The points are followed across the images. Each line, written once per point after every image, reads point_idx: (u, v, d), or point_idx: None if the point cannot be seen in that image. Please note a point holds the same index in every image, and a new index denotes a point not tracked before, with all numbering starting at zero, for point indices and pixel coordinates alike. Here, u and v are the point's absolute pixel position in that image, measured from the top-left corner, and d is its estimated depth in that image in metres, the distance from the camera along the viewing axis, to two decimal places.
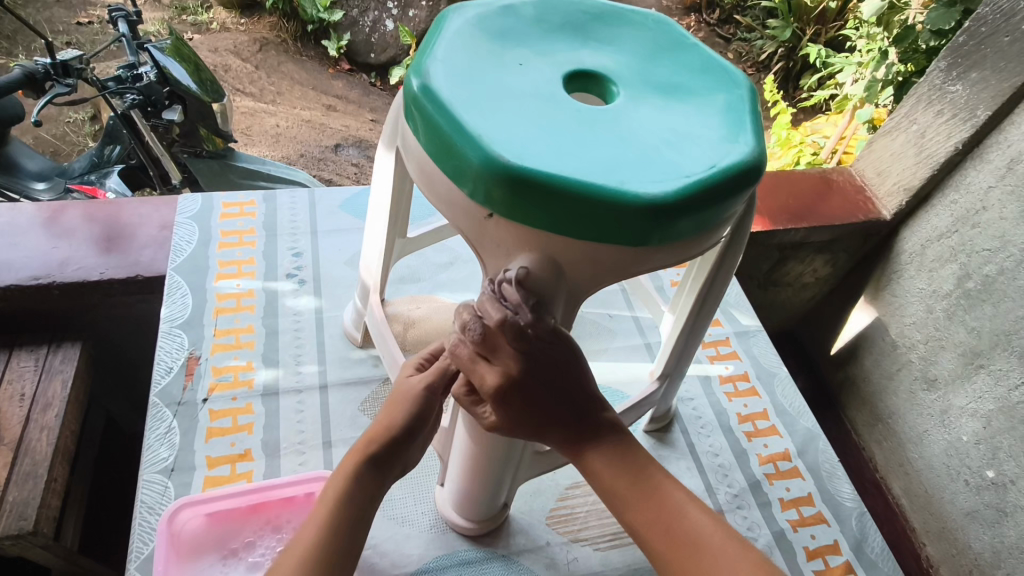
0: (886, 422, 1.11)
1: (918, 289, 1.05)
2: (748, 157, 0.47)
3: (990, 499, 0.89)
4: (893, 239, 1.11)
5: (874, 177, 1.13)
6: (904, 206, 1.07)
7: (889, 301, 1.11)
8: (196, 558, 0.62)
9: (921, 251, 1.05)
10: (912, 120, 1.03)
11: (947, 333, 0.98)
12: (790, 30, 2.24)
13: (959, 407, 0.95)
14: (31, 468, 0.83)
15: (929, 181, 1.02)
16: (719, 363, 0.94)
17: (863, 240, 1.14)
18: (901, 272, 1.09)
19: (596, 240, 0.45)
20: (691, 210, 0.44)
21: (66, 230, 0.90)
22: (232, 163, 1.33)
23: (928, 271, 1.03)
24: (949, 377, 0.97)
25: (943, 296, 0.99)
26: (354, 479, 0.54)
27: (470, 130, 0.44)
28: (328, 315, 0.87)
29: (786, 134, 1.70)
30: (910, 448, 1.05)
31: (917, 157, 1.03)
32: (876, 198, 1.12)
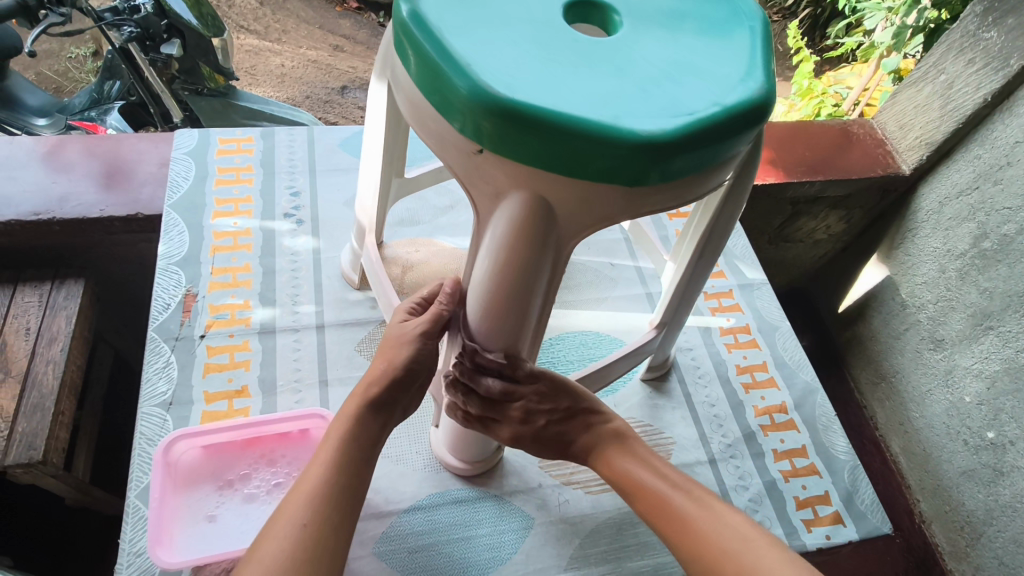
0: (890, 381, 1.10)
1: (932, 248, 1.02)
2: (756, 94, 0.44)
3: (987, 459, 0.89)
4: (910, 196, 1.08)
5: (896, 130, 1.09)
6: (925, 160, 1.03)
7: (903, 260, 1.08)
8: (193, 488, 0.63)
9: (938, 208, 1.01)
10: (941, 69, 0.98)
11: (958, 294, 0.96)
12: None
13: (964, 367, 0.94)
14: (38, 401, 0.85)
15: (953, 135, 0.98)
16: (721, 315, 0.93)
17: (880, 196, 1.11)
18: (917, 230, 1.06)
19: (588, 180, 0.43)
20: (690, 148, 0.42)
21: (65, 164, 0.89)
22: (234, 102, 1.30)
23: (944, 229, 1.00)
24: (957, 338, 0.95)
25: (958, 255, 0.96)
26: (358, 421, 0.55)
27: (458, 57, 0.42)
28: (325, 256, 0.86)
29: (808, 83, 1.63)
30: (912, 407, 1.05)
31: (942, 109, 0.99)
32: (897, 151, 1.08)
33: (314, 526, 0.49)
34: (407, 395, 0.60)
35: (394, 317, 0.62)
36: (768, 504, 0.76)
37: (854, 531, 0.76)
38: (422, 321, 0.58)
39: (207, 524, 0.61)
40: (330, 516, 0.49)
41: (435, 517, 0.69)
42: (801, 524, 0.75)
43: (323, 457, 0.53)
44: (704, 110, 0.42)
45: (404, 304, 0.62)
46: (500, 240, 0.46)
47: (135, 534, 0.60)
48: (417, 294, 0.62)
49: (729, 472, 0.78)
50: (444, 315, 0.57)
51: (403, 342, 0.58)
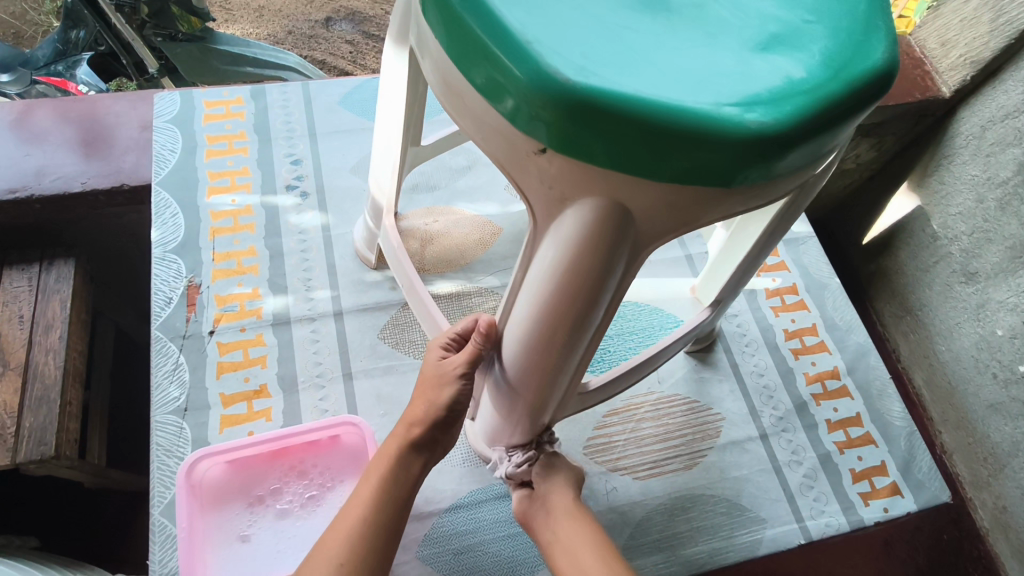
0: (915, 315, 0.99)
1: (969, 176, 0.89)
2: (880, 63, 0.36)
3: (1018, 394, 0.81)
4: (949, 120, 0.94)
5: (936, 48, 0.95)
6: (968, 81, 0.89)
7: (935, 189, 0.94)
8: (221, 507, 0.59)
9: (980, 133, 0.88)
10: None
11: (997, 225, 0.84)
12: None
13: (998, 301, 0.84)
14: (42, 393, 0.80)
15: (1003, 53, 0.84)
16: (766, 275, 0.86)
17: (913, 121, 0.96)
18: (953, 156, 0.92)
19: (675, 180, 0.35)
20: (805, 136, 0.33)
21: (36, 132, 0.79)
22: (213, 46, 1.15)
23: (985, 156, 0.86)
24: (992, 271, 0.85)
25: (999, 184, 0.84)
26: (398, 461, 0.53)
27: (513, 29, 0.33)
28: (336, 233, 0.78)
29: None
30: (937, 340, 0.95)
31: (991, 24, 0.85)
32: (936, 72, 0.94)
33: (350, 568, 0.48)
34: (449, 431, 0.55)
35: (430, 351, 0.56)
36: (823, 478, 0.73)
37: (912, 502, 0.73)
38: (459, 361, 0.53)
39: (240, 545, 0.57)
40: (366, 560, 0.49)
41: (478, 514, 0.66)
42: (857, 498, 0.72)
43: (363, 497, 0.51)
44: (820, 86, 0.34)
45: (439, 336, 0.56)
46: (562, 248, 0.39)
47: (165, 553, 0.57)
48: (453, 328, 0.56)
49: (781, 447, 0.74)
50: (482, 354, 0.52)
51: (444, 382, 0.53)
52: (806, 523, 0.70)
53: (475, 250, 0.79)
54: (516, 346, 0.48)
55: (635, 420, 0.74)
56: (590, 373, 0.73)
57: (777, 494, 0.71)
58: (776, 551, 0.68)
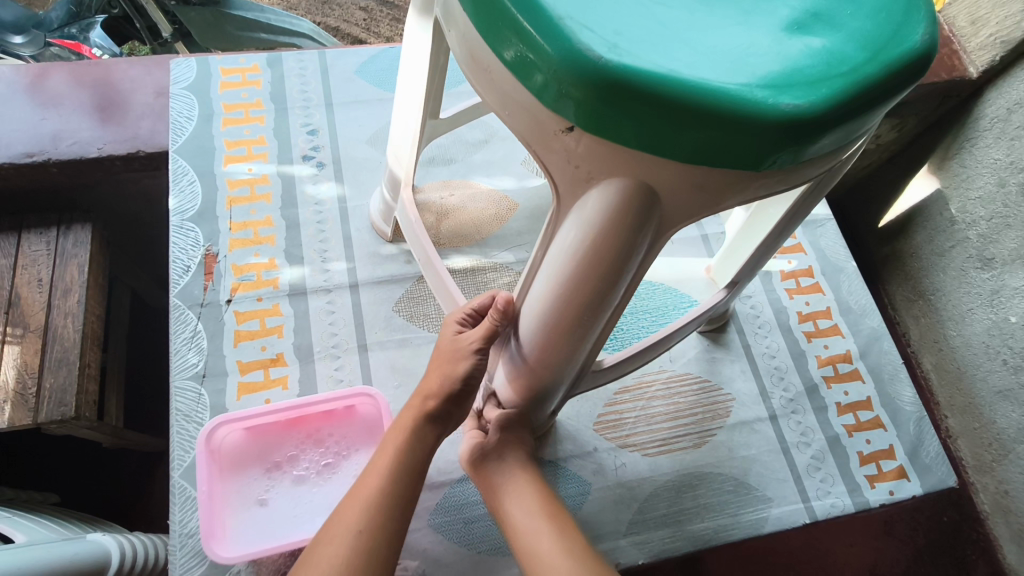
0: (927, 299, 0.99)
1: (991, 159, 0.87)
2: (918, 46, 0.35)
3: None
4: (973, 102, 0.92)
5: (966, 27, 0.92)
6: (997, 61, 0.87)
7: (956, 172, 0.93)
8: (240, 472, 0.60)
9: (1005, 116, 0.86)
10: None
11: (1017, 211, 0.83)
12: None
13: (1013, 288, 0.83)
14: (62, 355, 0.81)
15: None
16: (782, 257, 0.85)
17: (938, 102, 0.95)
18: (976, 139, 0.90)
19: (702, 162, 0.34)
20: (837, 121, 0.33)
21: (52, 96, 0.79)
22: (227, 11, 1.14)
23: (1009, 139, 0.85)
24: (1009, 257, 0.84)
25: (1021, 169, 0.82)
26: (414, 432, 0.54)
27: (545, 4, 0.33)
28: (352, 205, 0.78)
29: None
30: (948, 325, 0.94)
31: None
32: (964, 51, 0.91)
33: (370, 532, 0.49)
34: (463, 404, 0.56)
35: (446, 326, 0.56)
36: (831, 461, 0.73)
37: (919, 486, 0.73)
38: (475, 336, 0.53)
39: (259, 509, 0.58)
40: (385, 525, 0.49)
41: None
42: (864, 481, 0.73)
43: (380, 465, 0.52)
44: (856, 68, 0.33)
45: (456, 311, 0.56)
46: (586, 228, 0.39)
47: (185, 515, 0.59)
48: (470, 303, 0.56)
49: (790, 429, 0.75)
50: (498, 330, 0.52)
51: (459, 356, 0.54)
52: (812, 504, 0.71)
53: (490, 226, 0.79)
54: (533, 324, 0.48)
55: (646, 399, 0.74)
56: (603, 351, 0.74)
57: (784, 475, 0.72)
58: (781, 529, 0.69)
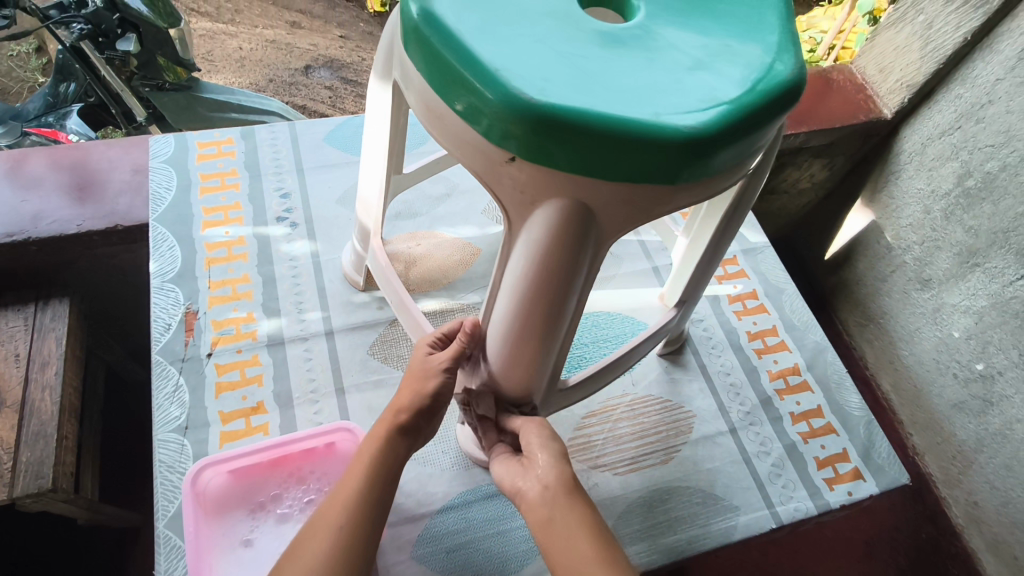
0: (878, 323, 1.07)
1: (915, 190, 0.97)
2: (790, 76, 0.43)
3: (977, 391, 0.88)
4: (892, 139, 1.01)
5: (876, 74, 1.00)
6: (906, 103, 0.96)
7: (887, 204, 1.02)
8: (224, 514, 0.61)
9: (921, 149, 0.96)
10: (919, 9, 0.90)
11: (944, 233, 0.92)
12: None
13: (952, 304, 0.91)
14: (39, 428, 0.82)
15: (933, 76, 0.91)
16: (728, 283, 0.92)
17: (862, 141, 1.04)
18: (900, 172, 1.00)
19: (627, 179, 0.41)
20: (730, 137, 0.40)
21: (31, 179, 0.83)
22: (199, 95, 1.24)
23: (927, 170, 0.94)
24: (944, 276, 0.92)
25: (942, 196, 0.91)
26: (387, 442, 0.57)
27: (483, 60, 0.40)
28: (325, 259, 0.83)
29: None
30: (899, 345, 1.02)
31: (922, 51, 0.91)
32: (878, 96, 1.00)
33: (348, 530, 0.52)
34: (432, 420, 0.60)
35: (417, 349, 0.61)
36: (790, 467, 0.78)
37: (874, 485, 0.78)
38: (444, 357, 0.58)
39: (244, 550, 0.60)
40: (362, 523, 0.53)
41: (468, 514, 0.69)
42: (822, 483, 0.77)
43: (358, 470, 0.56)
44: (742, 97, 0.41)
45: (427, 336, 0.61)
46: (534, 244, 0.44)
47: (170, 563, 0.59)
48: (440, 329, 0.61)
49: (750, 440, 0.79)
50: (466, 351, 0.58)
51: (429, 375, 0.58)
52: (776, 509, 0.74)
53: (456, 270, 0.85)
54: (498, 341, 0.53)
55: (612, 421, 0.79)
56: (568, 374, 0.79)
57: (748, 483, 0.76)
58: (750, 536, 0.73)
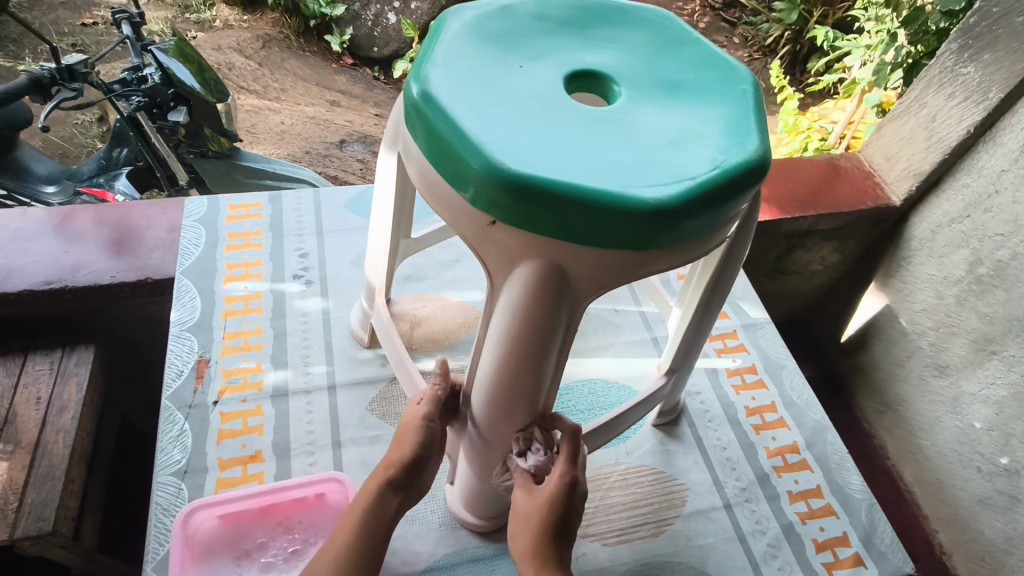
0: (896, 410, 1.06)
1: (928, 275, 0.99)
2: (755, 157, 0.46)
3: (1002, 487, 0.85)
4: (903, 225, 1.05)
5: (883, 162, 1.08)
6: (915, 190, 1.01)
7: (899, 287, 1.05)
8: (210, 559, 0.62)
9: (931, 236, 0.99)
10: (923, 103, 0.98)
11: (958, 320, 0.93)
12: (796, 13, 2.53)
13: (970, 393, 0.91)
14: (48, 470, 0.85)
15: (940, 166, 0.96)
16: (726, 356, 0.93)
17: (870, 227, 1.08)
18: (911, 258, 1.03)
19: (599, 245, 0.44)
20: (695, 210, 0.44)
21: (76, 232, 0.90)
22: (237, 163, 1.36)
23: (938, 257, 0.97)
24: (960, 364, 0.93)
25: (954, 282, 0.94)
26: (377, 498, 0.58)
27: (469, 135, 0.44)
28: (335, 315, 0.88)
29: (794, 120, 1.94)
30: (921, 435, 1.00)
31: (928, 141, 0.98)
32: (885, 183, 1.06)
33: None
34: (421, 475, 0.62)
35: (410, 404, 0.63)
36: (787, 548, 0.76)
37: (876, 571, 0.74)
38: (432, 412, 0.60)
39: None
40: None
41: None
42: (822, 568, 0.75)
43: (348, 524, 0.57)
44: (708, 174, 0.44)
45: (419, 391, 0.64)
46: (513, 304, 0.48)
47: None
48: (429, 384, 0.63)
49: (745, 517, 0.78)
50: None
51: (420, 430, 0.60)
52: None
53: (458, 332, 0.88)
54: (483, 394, 0.56)
55: (603, 489, 0.78)
56: None
57: (742, 563, 0.74)
58: None
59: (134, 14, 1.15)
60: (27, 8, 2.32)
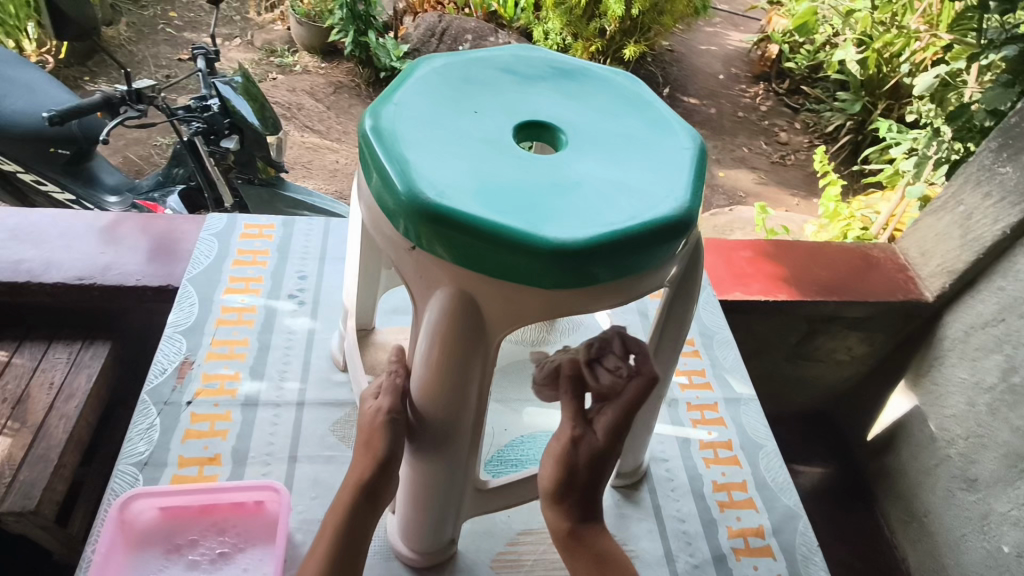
0: (921, 521, 1.08)
1: (959, 378, 1.02)
2: (676, 213, 0.47)
3: None
4: (935, 323, 1.09)
5: (918, 257, 1.12)
6: (949, 289, 1.05)
7: (930, 389, 1.08)
8: (143, 548, 0.65)
9: (965, 338, 1.02)
10: (959, 201, 1.02)
11: (989, 431, 0.94)
12: (860, 103, 2.53)
13: (1000, 512, 0.91)
14: (44, 452, 0.90)
15: (974, 267, 1.00)
16: (702, 427, 0.90)
17: (902, 321, 1.13)
18: (943, 358, 1.06)
19: (508, 279, 0.46)
20: (601, 256, 0.45)
21: (115, 236, 1.00)
22: (281, 192, 1.44)
23: (971, 360, 1.00)
24: (990, 479, 0.93)
25: (987, 389, 0.96)
26: (347, 517, 0.58)
27: (398, 164, 0.47)
28: (319, 336, 0.91)
29: (834, 206, 1.88)
30: (945, 552, 1.01)
31: (962, 239, 1.02)
32: (919, 278, 1.11)
33: None
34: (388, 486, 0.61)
35: None
36: None
37: None
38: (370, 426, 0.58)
39: None
40: None
41: None
42: None
43: (319, 548, 0.58)
44: (621, 223, 0.46)
45: None
46: (433, 329, 0.49)
47: None
48: None
49: None
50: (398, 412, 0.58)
51: None
52: None
53: None
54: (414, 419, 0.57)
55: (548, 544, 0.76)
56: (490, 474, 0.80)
57: None
58: None
59: (210, 51, 1.31)
60: (135, 41, 2.62)
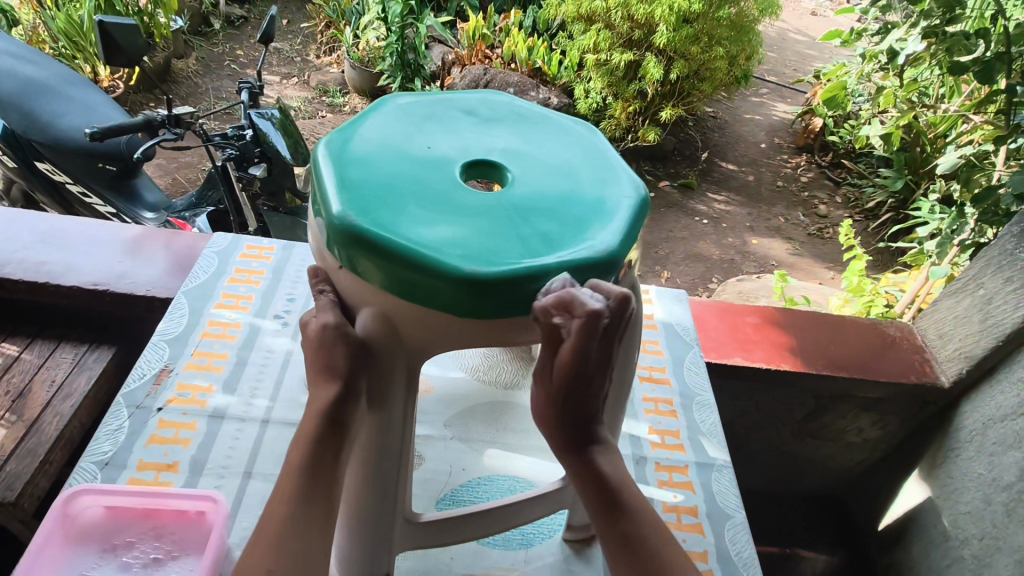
0: None
1: (975, 474, 0.96)
2: (597, 257, 0.48)
3: None
4: (952, 410, 1.04)
5: (936, 339, 1.08)
6: (964, 374, 1.00)
7: (944, 482, 1.02)
8: (81, 543, 0.66)
9: (982, 429, 0.96)
10: (980, 283, 0.99)
11: (1005, 533, 0.88)
12: (902, 181, 2.49)
13: None
14: (33, 446, 0.91)
15: (994, 352, 0.96)
16: (668, 489, 0.88)
17: (918, 406, 1.08)
18: (959, 450, 1.00)
19: (423, 304, 0.47)
20: (513, 289, 0.46)
21: (135, 249, 1.05)
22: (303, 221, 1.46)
23: (988, 454, 0.94)
24: None
25: (1004, 487, 0.90)
26: (312, 447, 0.49)
27: (334, 185, 0.49)
28: (295, 357, 0.94)
29: (858, 280, 1.80)
30: None
31: (981, 323, 0.98)
32: (936, 360, 1.06)
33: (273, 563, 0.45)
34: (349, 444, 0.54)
35: None
36: None
37: None
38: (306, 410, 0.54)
39: None
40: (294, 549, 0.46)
41: None
42: None
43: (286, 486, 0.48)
44: (538, 259, 0.47)
45: None
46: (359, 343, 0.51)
47: None
48: None
49: None
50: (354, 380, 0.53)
51: None
52: None
53: None
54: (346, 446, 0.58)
55: None
56: (434, 508, 0.79)
57: None
58: None
59: (255, 86, 1.42)
60: (200, 74, 2.82)
